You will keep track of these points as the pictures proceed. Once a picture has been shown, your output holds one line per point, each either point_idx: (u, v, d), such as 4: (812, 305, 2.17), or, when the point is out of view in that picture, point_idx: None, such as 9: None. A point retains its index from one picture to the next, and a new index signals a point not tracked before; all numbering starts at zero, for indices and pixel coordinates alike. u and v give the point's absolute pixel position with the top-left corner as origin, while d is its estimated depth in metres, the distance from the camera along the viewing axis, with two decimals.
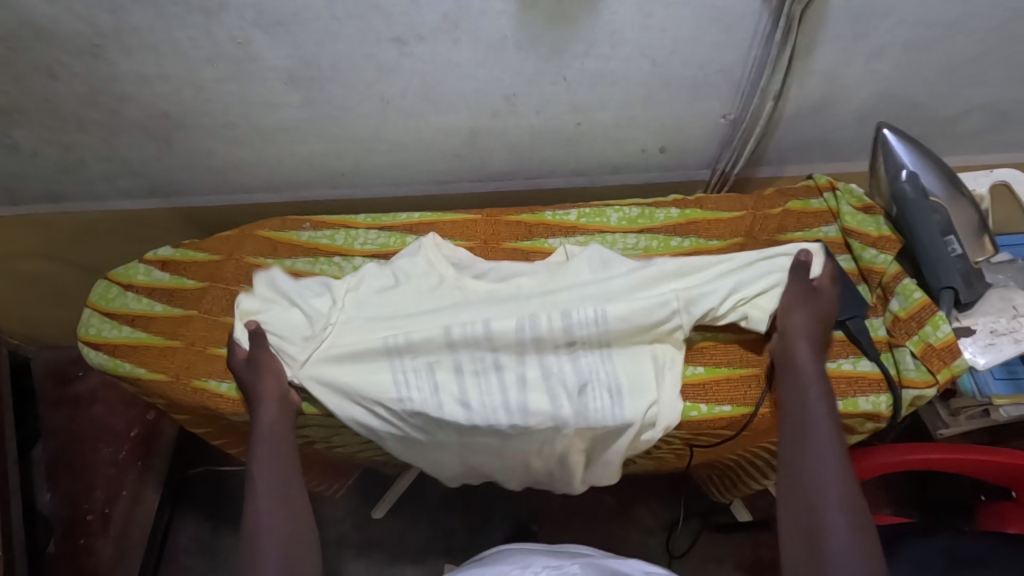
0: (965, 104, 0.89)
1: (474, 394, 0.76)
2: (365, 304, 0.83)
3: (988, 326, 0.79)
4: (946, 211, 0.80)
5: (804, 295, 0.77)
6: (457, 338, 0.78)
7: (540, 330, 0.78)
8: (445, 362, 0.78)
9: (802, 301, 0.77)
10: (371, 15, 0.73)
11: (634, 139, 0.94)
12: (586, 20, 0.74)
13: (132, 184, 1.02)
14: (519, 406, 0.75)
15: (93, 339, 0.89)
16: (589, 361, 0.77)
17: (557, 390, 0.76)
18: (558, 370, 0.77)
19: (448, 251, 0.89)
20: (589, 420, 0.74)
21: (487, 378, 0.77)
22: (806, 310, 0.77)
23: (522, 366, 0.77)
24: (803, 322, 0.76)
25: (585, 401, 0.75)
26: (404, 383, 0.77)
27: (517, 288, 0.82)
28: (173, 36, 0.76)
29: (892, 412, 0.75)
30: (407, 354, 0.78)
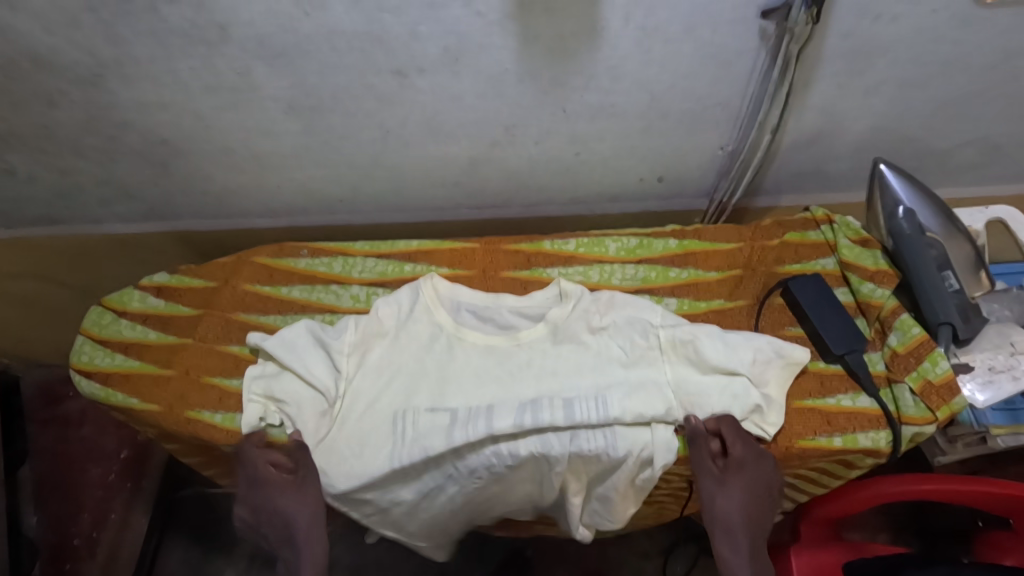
0: (959, 138, 0.90)
1: (460, 435, 0.74)
2: (368, 367, 0.81)
3: (987, 362, 0.79)
4: (941, 247, 0.81)
5: (721, 476, 0.73)
6: (456, 394, 0.78)
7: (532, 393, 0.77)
8: (438, 430, 0.75)
9: (726, 480, 0.73)
10: (371, 48, 0.73)
11: (633, 169, 0.94)
12: (586, 55, 0.74)
13: (129, 209, 1.02)
14: (509, 442, 0.74)
15: (85, 367, 0.88)
16: (584, 410, 0.74)
17: (546, 421, 0.73)
18: (552, 422, 0.73)
19: (446, 288, 0.87)
20: (581, 455, 0.74)
21: (473, 425, 0.74)
22: (733, 492, 0.73)
23: (513, 419, 0.74)
24: (738, 497, 0.73)
25: (574, 437, 0.74)
26: (400, 447, 0.75)
27: (514, 340, 0.82)
28: (174, 67, 0.75)
29: (892, 449, 0.74)
30: (410, 435, 0.76)
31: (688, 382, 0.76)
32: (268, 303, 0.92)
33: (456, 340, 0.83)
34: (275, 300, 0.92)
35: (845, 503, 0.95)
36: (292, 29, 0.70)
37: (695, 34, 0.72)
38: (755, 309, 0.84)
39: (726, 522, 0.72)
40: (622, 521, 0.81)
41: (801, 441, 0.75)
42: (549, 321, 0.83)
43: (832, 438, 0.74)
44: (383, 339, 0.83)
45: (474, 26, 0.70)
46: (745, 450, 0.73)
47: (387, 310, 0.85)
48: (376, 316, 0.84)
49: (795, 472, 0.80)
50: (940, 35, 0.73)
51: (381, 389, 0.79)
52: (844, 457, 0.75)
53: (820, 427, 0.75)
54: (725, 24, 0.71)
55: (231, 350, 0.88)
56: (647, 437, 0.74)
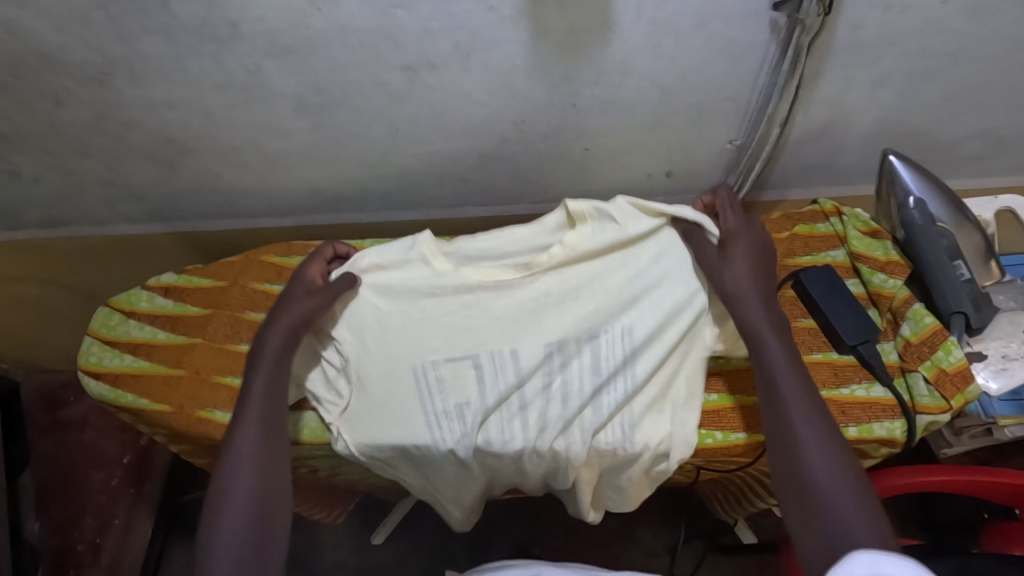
0: (965, 130, 0.91)
1: (495, 432, 0.76)
2: (375, 330, 0.81)
3: (1000, 351, 0.80)
4: (953, 236, 0.82)
5: (723, 257, 0.77)
6: (484, 374, 0.78)
7: (561, 374, 0.78)
8: (458, 415, 0.77)
9: (728, 259, 0.76)
10: (383, 44, 0.72)
11: (640, 164, 0.94)
12: (597, 48, 0.74)
13: (135, 209, 1.01)
14: (537, 427, 0.76)
15: (94, 368, 0.87)
16: (608, 346, 0.78)
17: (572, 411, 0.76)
18: (578, 411, 0.76)
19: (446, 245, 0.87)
20: (601, 406, 0.76)
21: (510, 419, 0.77)
22: (739, 261, 0.76)
23: (542, 365, 0.77)
24: (749, 265, 0.75)
25: (601, 392, 0.77)
26: (439, 432, 0.76)
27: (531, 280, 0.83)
28: (183, 64, 0.75)
29: (907, 438, 0.75)
30: (438, 390, 0.78)
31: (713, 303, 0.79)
32: None
33: (462, 285, 0.84)
34: None
35: None
36: (303, 26, 0.70)
37: (707, 27, 0.72)
38: None
39: (737, 290, 0.73)
40: (636, 505, 0.84)
41: None
42: (566, 244, 0.83)
43: (847, 428, 0.75)
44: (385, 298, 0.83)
45: (486, 20, 0.70)
46: (740, 231, 0.79)
47: (385, 261, 0.86)
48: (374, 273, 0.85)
49: None
50: (950, 27, 0.74)
51: (392, 352, 0.80)
52: (858, 447, 0.76)
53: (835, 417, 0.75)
54: (737, 18, 0.71)
55: (241, 349, 0.88)
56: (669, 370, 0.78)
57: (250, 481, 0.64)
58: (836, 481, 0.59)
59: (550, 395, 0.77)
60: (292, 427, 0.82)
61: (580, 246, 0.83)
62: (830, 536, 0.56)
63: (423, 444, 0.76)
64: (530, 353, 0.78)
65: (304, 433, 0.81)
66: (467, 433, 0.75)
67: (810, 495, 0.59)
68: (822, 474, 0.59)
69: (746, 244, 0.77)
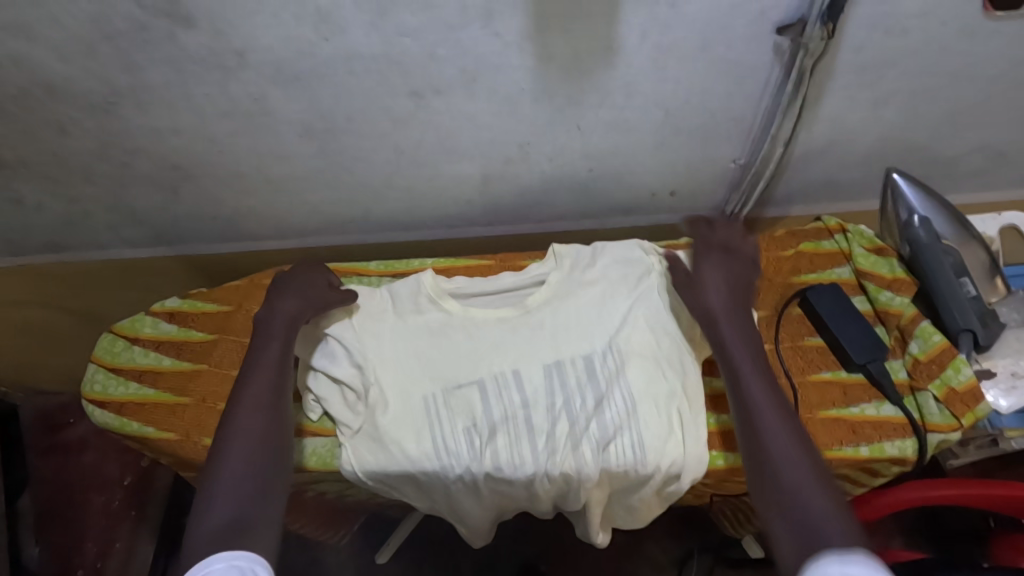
0: (966, 146, 0.91)
1: (505, 458, 0.76)
2: (385, 355, 0.81)
3: (1009, 368, 0.80)
4: (958, 253, 0.82)
5: (692, 278, 0.78)
6: (490, 396, 0.79)
7: (562, 391, 0.78)
8: (465, 438, 0.77)
9: (697, 278, 0.77)
10: (389, 71, 0.73)
11: (644, 184, 0.95)
12: (602, 72, 0.74)
13: (137, 234, 1.01)
14: (547, 449, 0.76)
15: (98, 396, 0.87)
16: (603, 367, 0.79)
17: (579, 431, 0.76)
18: (585, 427, 0.76)
19: (448, 285, 0.88)
20: (604, 423, 0.76)
21: (518, 440, 0.76)
22: (715, 277, 0.77)
23: (543, 384, 0.79)
24: (718, 281, 0.76)
25: (601, 411, 0.77)
26: (449, 452, 0.76)
27: (524, 308, 0.85)
28: (190, 93, 0.75)
29: (919, 457, 0.75)
30: (444, 416, 0.78)
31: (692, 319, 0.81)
32: None
33: (471, 316, 0.85)
34: None
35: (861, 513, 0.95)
36: (310, 54, 0.70)
37: (711, 50, 0.72)
38: (774, 319, 0.84)
39: (705, 312, 0.75)
40: (647, 520, 0.84)
41: (828, 451, 0.75)
42: (551, 283, 0.86)
43: (859, 447, 0.75)
44: (394, 334, 0.83)
45: (492, 47, 0.70)
46: (706, 252, 0.79)
47: (398, 294, 0.87)
48: (386, 302, 0.86)
49: None
50: (950, 48, 0.74)
51: (405, 377, 0.80)
52: (870, 466, 0.76)
53: (846, 436, 0.75)
54: (741, 41, 0.72)
55: None
56: (666, 385, 0.77)
57: (240, 463, 0.63)
58: (810, 488, 0.58)
59: (556, 416, 0.77)
60: (299, 455, 0.81)
61: (565, 286, 0.86)
62: (804, 530, 0.55)
63: (432, 470, 0.76)
64: (530, 372, 0.80)
65: (311, 461, 0.81)
66: (477, 456, 0.76)
67: (783, 502, 0.58)
68: (797, 480, 0.59)
69: (713, 258, 0.79)
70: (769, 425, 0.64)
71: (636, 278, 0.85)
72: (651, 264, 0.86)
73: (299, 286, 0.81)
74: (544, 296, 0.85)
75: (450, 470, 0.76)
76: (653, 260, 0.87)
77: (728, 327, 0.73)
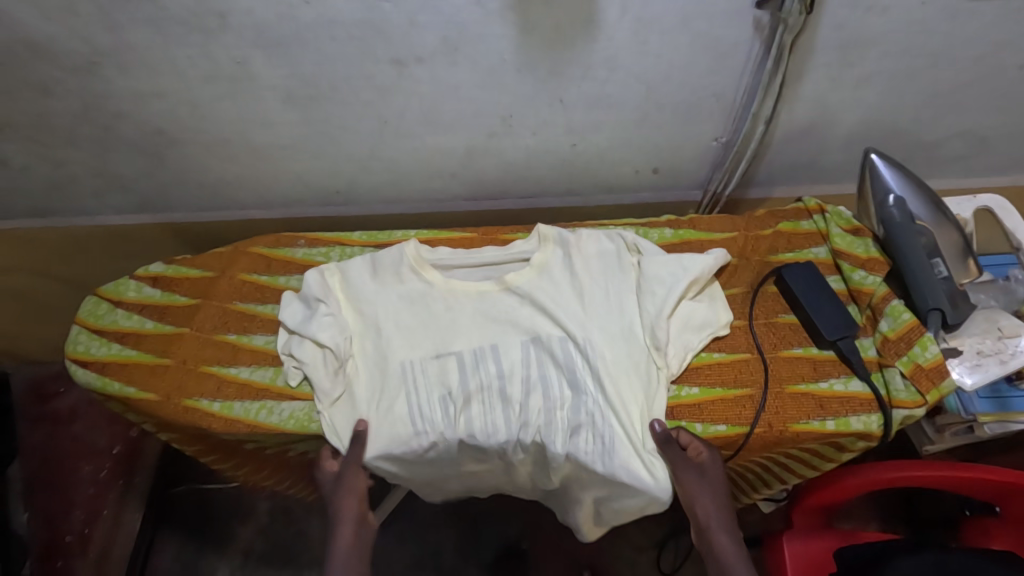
0: (946, 131, 0.92)
1: (479, 425, 0.77)
2: (367, 325, 0.84)
3: (976, 347, 0.81)
4: (931, 234, 0.83)
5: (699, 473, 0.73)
6: (466, 366, 0.80)
7: (537, 365, 0.79)
8: (438, 406, 0.78)
9: (704, 478, 0.73)
10: (370, 37, 0.73)
11: (628, 161, 0.96)
12: (583, 45, 0.75)
13: (124, 200, 1.01)
14: (520, 420, 0.77)
15: (80, 357, 0.88)
16: (579, 355, 0.79)
17: (556, 413, 0.77)
18: (559, 403, 0.78)
19: (429, 254, 0.89)
20: (575, 412, 0.77)
21: (492, 409, 0.78)
22: (710, 478, 0.74)
23: (521, 359, 0.80)
24: (714, 483, 0.74)
25: (576, 388, 0.78)
26: (422, 417, 0.77)
27: (502, 284, 0.85)
28: (171, 55, 0.75)
29: (883, 432, 0.76)
30: (419, 382, 0.79)
31: (659, 328, 0.79)
32: (266, 292, 0.92)
33: (453, 288, 0.86)
34: (272, 289, 0.93)
35: (839, 491, 0.96)
36: (290, 17, 0.70)
37: (692, 25, 0.73)
38: (749, 297, 0.86)
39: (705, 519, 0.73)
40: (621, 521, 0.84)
41: (794, 425, 0.76)
42: (533, 263, 0.86)
43: (825, 422, 0.76)
44: (375, 302, 0.84)
45: (472, 15, 0.70)
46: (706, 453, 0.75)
47: (382, 260, 0.88)
48: (375, 265, 0.88)
49: (786, 453, 0.82)
50: (929, 28, 0.75)
51: (386, 346, 0.82)
52: (836, 440, 0.77)
53: (814, 410, 0.77)
54: (721, 16, 0.72)
55: (228, 339, 0.88)
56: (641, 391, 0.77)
57: None
58: None
59: (531, 388, 0.78)
60: (277, 416, 0.82)
61: (547, 265, 0.86)
62: None
63: (408, 437, 0.77)
64: (507, 345, 0.81)
65: (289, 424, 0.81)
66: (451, 423, 0.77)
67: None
68: None
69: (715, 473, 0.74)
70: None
71: (610, 273, 0.84)
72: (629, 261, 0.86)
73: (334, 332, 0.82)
74: (523, 274, 0.85)
75: (423, 433, 0.77)
76: (630, 260, 0.86)
77: (728, 540, 0.71)
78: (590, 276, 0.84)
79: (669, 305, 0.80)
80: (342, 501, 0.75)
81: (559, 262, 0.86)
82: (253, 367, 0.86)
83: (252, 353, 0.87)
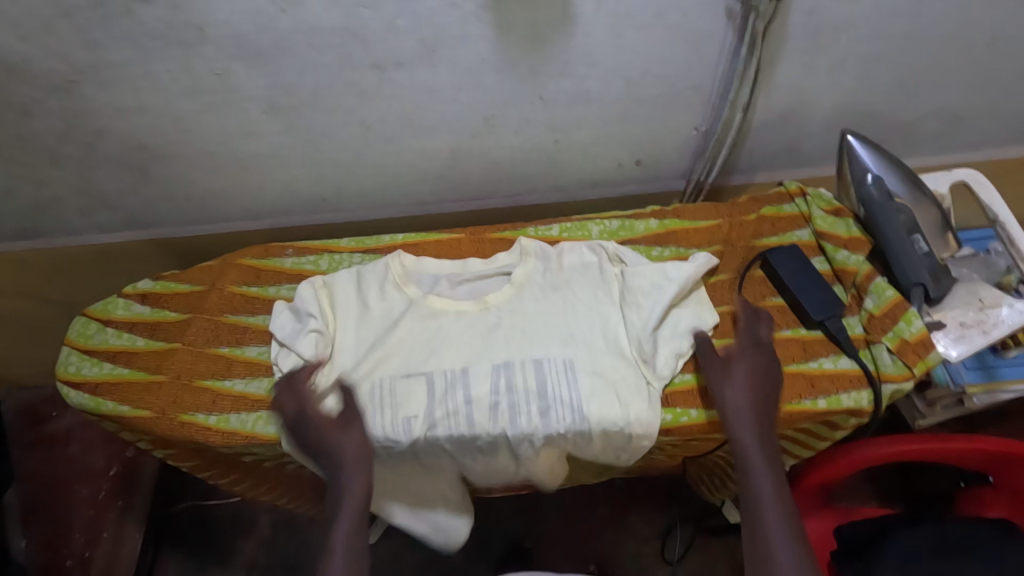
0: (920, 110, 0.94)
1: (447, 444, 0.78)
2: (348, 343, 0.84)
3: (958, 319, 0.83)
4: (910, 211, 0.84)
5: (723, 369, 0.75)
6: (435, 391, 0.79)
7: (505, 395, 0.78)
8: (400, 427, 0.77)
9: (728, 374, 0.74)
10: (349, 44, 0.73)
11: (610, 154, 0.96)
12: (560, 42, 0.75)
13: (110, 217, 1.01)
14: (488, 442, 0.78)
15: (73, 378, 0.87)
16: (553, 374, 0.79)
17: (524, 442, 0.78)
18: (529, 432, 0.77)
19: (412, 264, 0.91)
20: (551, 435, 0.77)
21: (460, 432, 0.77)
22: (738, 378, 0.73)
23: (490, 384, 0.79)
24: (741, 380, 0.73)
25: (550, 414, 0.77)
26: (380, 425, 0.77)
27: (484, 305, 0.86)
28: (151, 70, 0.75)
29: (874, 407, 0.78)
30: (388, 403, 0.79)
31: (646, 340, 0.81)
32: (257, 303, 0.92)
33: (430, 305, 0.87)
34: (263, 300, 0.93)
35: (833, 469, 0.96)
36: (268, 27, 0.71)
37: (666, 17, 0.74)
38: (736, 282, 0.87)
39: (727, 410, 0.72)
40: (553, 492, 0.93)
41: (787, 405, 0.77)
42: (514, 280, 0.88)
43: (817, 400, 0.77)
44: (360, 317, 0.85)
45: (450, 17, 0.71)
46: (747, 321, 0.79)
47: (371, 271, 0.90)
48: (364, 278, 0.89)
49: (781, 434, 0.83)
50: (898, 10, 0.76)
51: (361, 363, 0.82)
52: (828, 418, 0.78)
53: (805, 390, 0.78)
54: (694, 7, 0.73)
55: (221, 352, 0.88)
56: (620, 414, 0.77)
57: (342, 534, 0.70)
58: None
59: (498, 415, 0.77)
60: (275, 426, 0.82)
61: (527, 283, 0.88)
62: None
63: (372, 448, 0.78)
64: (479, 372, 0.80)
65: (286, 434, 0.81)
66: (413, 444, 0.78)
67: None
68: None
69: (743, 367, 0.74)
70: (791, 569, 0.63)
71: (594, 286, 0.86)
72: (613, 273, 0.87)
73: (310, 344, 0.82)
74: (506, 295, 0.87)
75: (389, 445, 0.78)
76: (613, 272, 0.87)
77: (752, 436, 0.70)
78: (575, 291, 0.86)
79: (656, 317, 0.81)
80: (353, 461, 0.73)
81: (537, 278, 0.88)
82: (248, 378, 0.86)
83: (246, 365, 0.87)
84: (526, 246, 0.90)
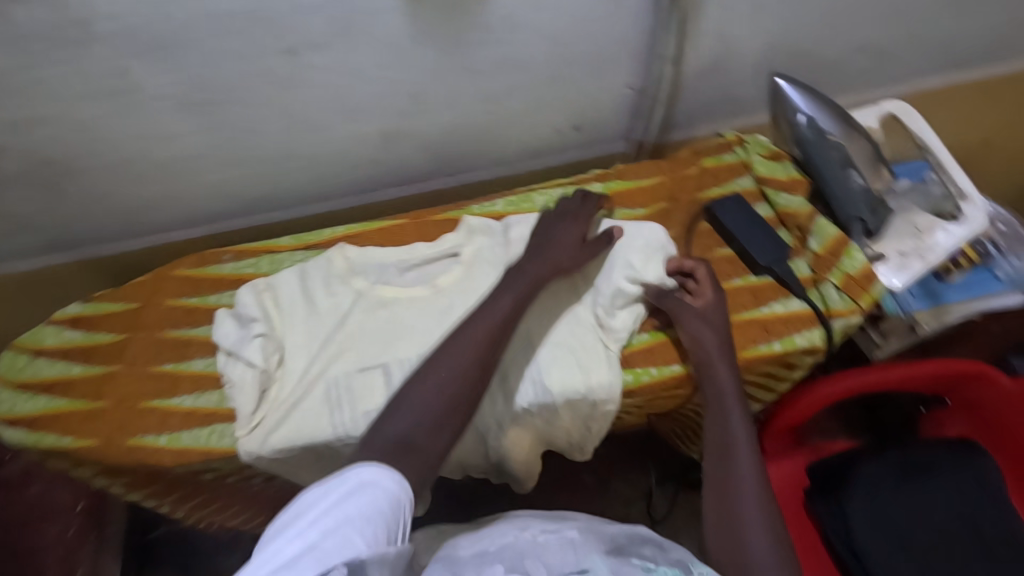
0: (845, 46, 0.94)
1: None
2: (297, 343, 0.81)
3: (898, 249, 0.85)
4: (844, 147, 0.84)
5: (695, 312, 0.77)
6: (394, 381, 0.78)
7: None
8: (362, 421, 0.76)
9: (703, 316, 0.76)
10: (255, 28, 0.69)
11: (548, 120, 0.94)
12: (478, 5, 0.73)
13: (28, 242, 0.94)
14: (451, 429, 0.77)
15: (6, 416, 0.82)
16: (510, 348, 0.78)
17: (491, 426, 0.77)
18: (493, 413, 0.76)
19: (356, 255, 0.88)
20: (516, 413, 0.76)
21: None
22: (710, 322, 0.76)
23: None
24: (714, 324, 0.76)
25: (509, 385, 0.77)
26: (340, 420, 0.76)
27: (435, 288, 0.85)
28: (42, 75, 0.69)
29: (827, 344, 0.79)
30: (347, 400, 0.77)
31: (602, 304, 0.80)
32: (198, 315, 0.88)
33: (379, 296, 0.85)
34: (203, 310, 0.88)
35: (796, 413, 0.92)
36: (164, 17, 0.66)
37: None
38: (684, 236, 0.87)
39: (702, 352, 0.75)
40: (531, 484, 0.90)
41: (744, 352, 0.78)
42: (464, 258, 0.86)
43: (772, 344, 0.78)
44: (306, 317, 0.83)
45: None
46: (715, 299, 0.78)
47: (314, 267, 0.87)
48: (308, 275, 0.86)
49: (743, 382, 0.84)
50: None
51: (316, 360, 0.80)
52: (786, 358, 0.79)
53: (759, 335, 0.79)
54: None
55: (165, 369, 0.84)
56: (582, 381, 0.76)
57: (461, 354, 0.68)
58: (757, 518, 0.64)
59: None
60: (230, 438, 0.79)
61: (477, 260, 0.86)
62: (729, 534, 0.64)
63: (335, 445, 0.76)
64: None
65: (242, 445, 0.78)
66: None
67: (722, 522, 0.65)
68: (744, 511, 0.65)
69: (715, 312, 0.76)
70: (755, 491, 0.66)
71: None
72: None
73: (256, 348, 0.79)
74: (456, 276, 0.85)
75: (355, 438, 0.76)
76: None
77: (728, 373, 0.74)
78: None
79: (609, 280, 0.80)
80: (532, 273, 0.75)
81: (486, 253, 0.86)
82: (197, 393, 0.82)
83: (193, 380, 0.83)
84: (474, 223, 0.89)
